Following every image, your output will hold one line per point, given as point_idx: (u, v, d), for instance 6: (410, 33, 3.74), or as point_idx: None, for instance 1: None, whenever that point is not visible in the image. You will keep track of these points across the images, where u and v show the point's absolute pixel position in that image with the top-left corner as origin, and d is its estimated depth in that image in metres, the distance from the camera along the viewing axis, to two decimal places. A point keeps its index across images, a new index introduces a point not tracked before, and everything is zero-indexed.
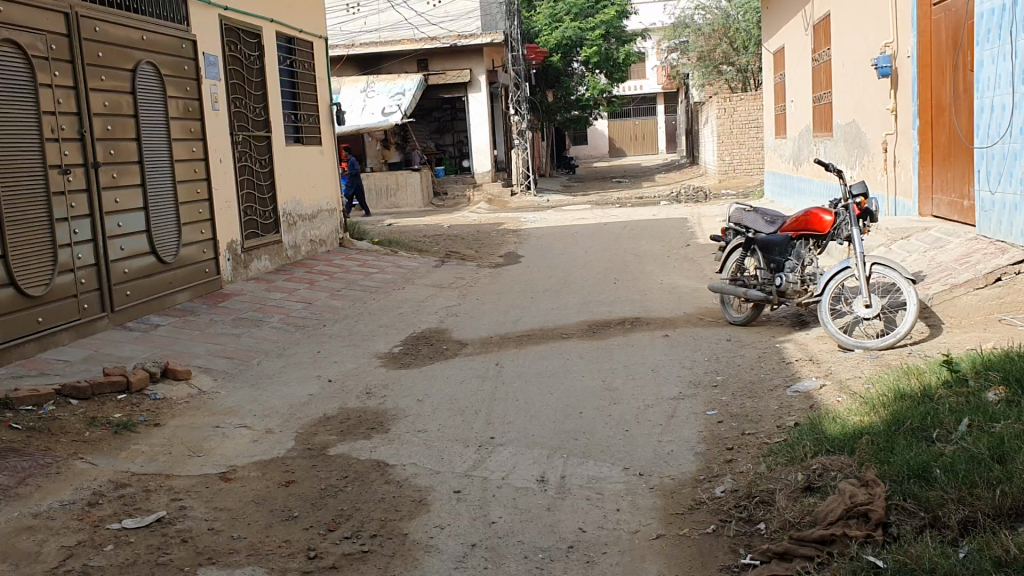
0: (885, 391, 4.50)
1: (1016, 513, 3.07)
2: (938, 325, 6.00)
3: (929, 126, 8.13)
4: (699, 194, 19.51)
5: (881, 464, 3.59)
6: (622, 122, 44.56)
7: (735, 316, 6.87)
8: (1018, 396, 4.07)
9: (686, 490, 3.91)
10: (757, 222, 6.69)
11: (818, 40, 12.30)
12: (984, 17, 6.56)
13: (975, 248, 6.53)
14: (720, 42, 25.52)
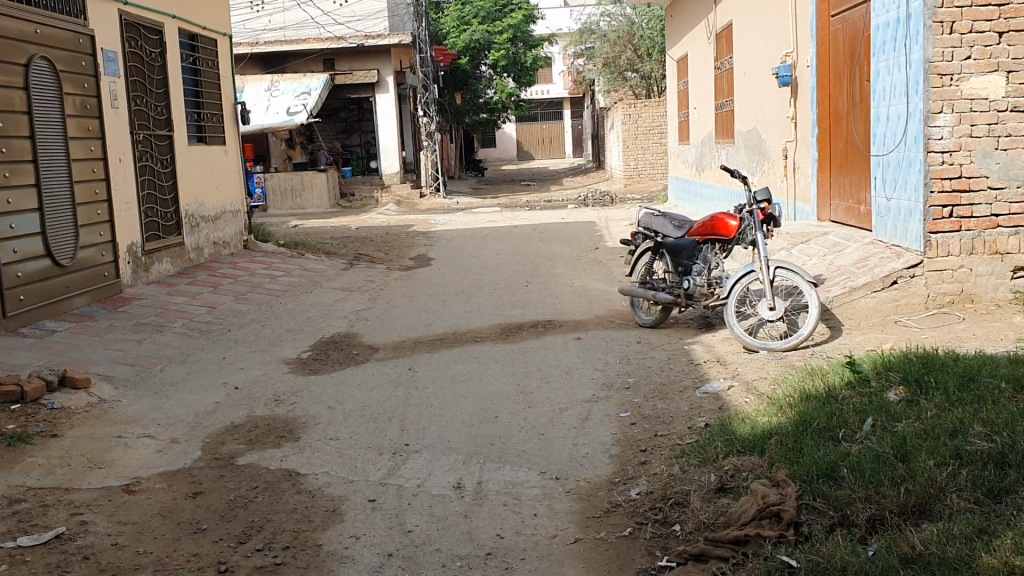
0: (790, 392, 4.61)
1: (919, 510, 3.19)
2: (837, 326, 6.19)
3: (827, 134, 8.38)
4: (605, 198, 19.77)
5: (791, 463, 3.66)
6: (530, 125, 44.85)
7: (645, 318, 6.97)
8: (917, 396, 4.22)
9: (602, 493, 3.93)
10: (666, 226, 6.76)
11: (720, 48, 12.58)
12: (880, 29, 6.79)
13: (872, 253, 6.77)
14: (624, 49, 25.88)
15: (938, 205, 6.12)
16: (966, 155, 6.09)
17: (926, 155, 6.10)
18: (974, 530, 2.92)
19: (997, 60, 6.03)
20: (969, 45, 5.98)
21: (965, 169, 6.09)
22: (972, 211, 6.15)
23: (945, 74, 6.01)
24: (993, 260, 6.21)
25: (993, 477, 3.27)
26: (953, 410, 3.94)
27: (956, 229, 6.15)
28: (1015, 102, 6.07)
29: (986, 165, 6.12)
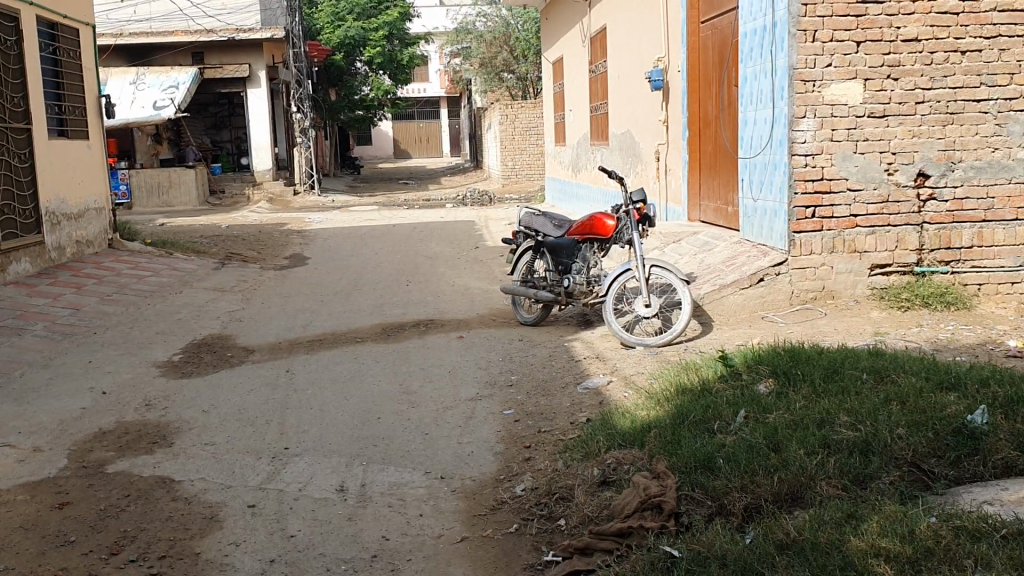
0: (668, 386, 4.72)
1: (791, 497, 3.33)
2: (709, 323, 6.39)
3: (697, 138, 8.64)
4: (484, 198, 19.81)
5: (670, 455, 3.75)
6: (406, 124, 44.57)
7: (526, 317, 7.01)
8: (786, 389, 4.39)
9: (487, 491, 3.94)
10: (546, 225, 6.82)
11: (596, 52, 12.78)
12: (748, 36, 7.06)
13: (740, 251, 7.02)
14: (501, 50, 25.99)
15: (801, 206, 6.41)
16: (827, 159, 6.38)
17: (791, 158, 6.37)
18: (843, 515, 3.07)
19: (856, 68, 6.31)
20: (830, 53, 6.27)
21: (826, 172, 6.39)
22: (833, 211, 6.45)
23: (808, 81, 6.28)
24: (851, 258, 6.49)
25: (857, 464, 3.44)
26: (820, 400, 4.13)
27: (818, 229, 6.44)
28: (872, 108, 6.35)
29: (846, 167, 6.40)
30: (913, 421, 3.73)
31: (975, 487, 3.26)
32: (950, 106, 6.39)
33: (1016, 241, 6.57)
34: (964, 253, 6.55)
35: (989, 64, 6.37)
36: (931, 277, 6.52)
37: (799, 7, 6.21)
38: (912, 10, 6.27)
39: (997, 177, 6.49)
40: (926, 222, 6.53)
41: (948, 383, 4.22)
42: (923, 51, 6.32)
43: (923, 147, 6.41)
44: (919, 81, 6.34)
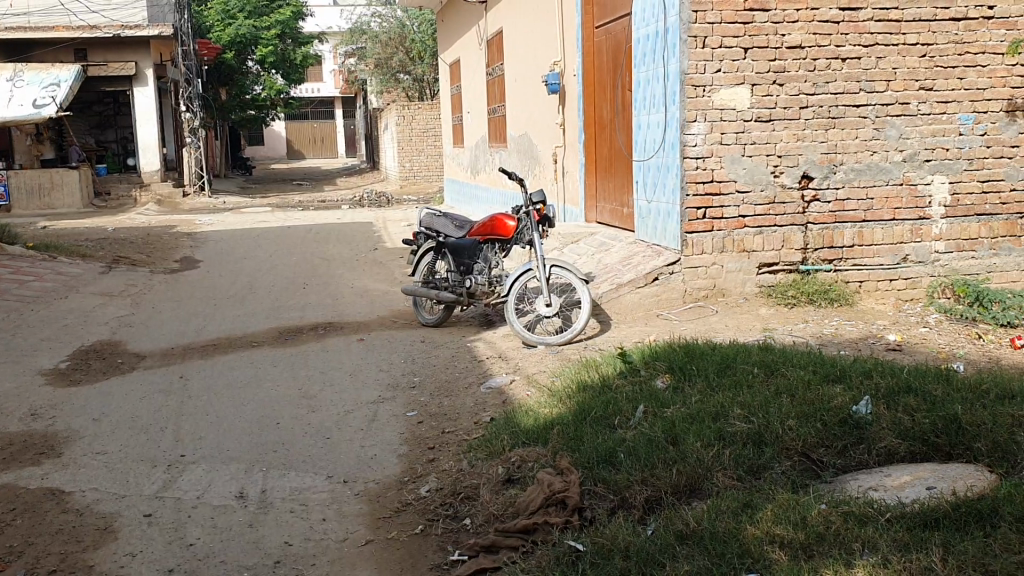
0: (569, 383, 4.79)
1: (690, 489, 3.43)
2: (607, 321, 6.51)
3: (593, 140, 8.79)
4: (381, 199, 19.67)
5: (572, 451, 3.81)
6: (300, 124, 43.87)
7: (428, 319, 7.02)
8: (682, 384, 4.52)
9: (391, 493, 3.93)
10: (447, 226, 6.83)
11: (492, 54, 12.83)
12: (641, 42, 7.22)
13: (636, 251, 7.18)
14: (396, 51, 25.79)
15: (693, 207, 6.59)
16: (717, 161, 6.58)
17: (682, 160, 6.55)
18: (739, 505, 3.18)
19: (744, 74, 6.51)
20: (720, 59, 6.45)
21: (716, 174, 6.58)
22: (723, 212, 6.65)
23: (698, 86, 6.45)
24: (741, 257, 6.72)
25: (751, 456, 3.57)
26: (715, 394, 4.26)
27: (708, 229, 6.64)
28: (759, 113, 6.57)
29: (735, 170, 6.61)
30: (802, 412, 3.89)
31: (860, 474, 3.42)
32: (831, 112, 6.67)
33: (894, 240, 6.90)
34: (846, 252, 6.84)
35: (867, 71, 6.67)
36: (816, 275, 6.80)
37: (690, 13, 6.37)
38: (796, 19, 6.51)
39: (875, 179, 6.81)
40: (810, 222, 6.80)
41: (834, 375, 4.42)
42: (806, 58, 6.57)
43: (807, 150, 6.68)
44: (803, 87, 6.60)
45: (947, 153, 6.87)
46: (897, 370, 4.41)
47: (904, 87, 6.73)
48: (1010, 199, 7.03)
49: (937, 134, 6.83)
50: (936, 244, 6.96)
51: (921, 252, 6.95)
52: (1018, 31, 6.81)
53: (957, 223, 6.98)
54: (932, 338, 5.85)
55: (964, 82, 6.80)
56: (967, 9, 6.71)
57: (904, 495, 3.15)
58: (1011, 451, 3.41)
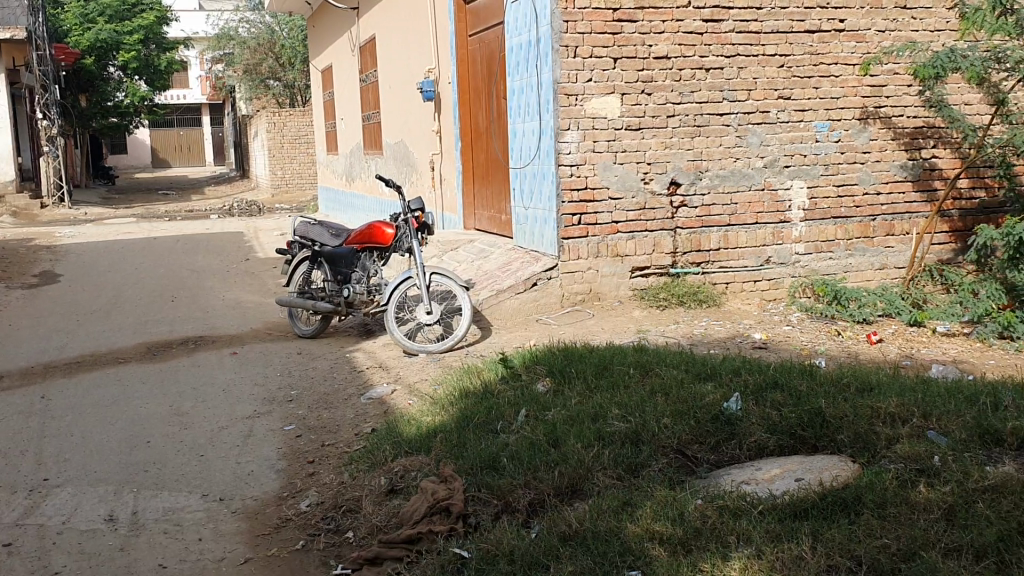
0: (450, 390, 4.78)
1: (571, 490, 3.47)
2: (487, 328, 6.53)
3: (469, 148, 8.82)
4: (253, 207, 19.19)
5: (456, 458, 3.80)
6: (165, 131, 42.48)
7: (305, 330, 6.90)
8: (563, 386, 4.58)
9: (270, 509, 3.83)
10: (323, 234, 6.67)
11: (365, 61, 12.73)
12: (514, 51, 7.29)
13: (514, 258, 7.23)
14: (265, 57, 25.25)
15: (568, 214, 6.68)
16: (590, 168, 6.69)
17: (557, 167, 6.63)
18: (620, 503, 3.24)
19: (614, 83, 6.65)
20: (591, 68, 6.58)
21: (590, 181, 6.69)
22: (597, 218, 6.77)
23: (571, 94, 6.56)
24: (615, 261, 6.86)
25: (629, 455, 3.65)
26: (594, 396, 4.33)
27: (584, 235, 6.74)
28: (629, 121, 6.73)
29: (608, 176, 6.74)
30: (676, 411, 3.99)
31: (733, 469, 3.55)
32: (697, 120, 6.89)
33: (757, 243, 7.19)
34: (712, 255, 7.09)
35: (729, 80, 6.93)
36: (685, 278, 7.02)
37: (561, 23, 6.47)
38: (662, 30, 6.70)
39: (739, 185, 7.08)
40: (679, 227, 7.00)
41: (705, 373, 4.56)
42: (672, 67, 6.78)
43: (675, 157, 6.88)
44: (670, 96, 6.80)
45: (804, 159, 7.21)
46: (763, 367, 4.60)
47: (764, 96, 7.02)
48: (863, 202, 7.42)
49: (795, 141, 7.16)
50: (797, 246, 7.29)
51: (783, 254, 7.26)
52: (867, 43, 7.21)
53: (815, 225, 7.32)
54: (795, 336, 6.11)
55: (819, 91, 7.15)
56: (820, 22, 7.07)
57: (775, 487, 3.28)
58: (870, 441, 3.59)
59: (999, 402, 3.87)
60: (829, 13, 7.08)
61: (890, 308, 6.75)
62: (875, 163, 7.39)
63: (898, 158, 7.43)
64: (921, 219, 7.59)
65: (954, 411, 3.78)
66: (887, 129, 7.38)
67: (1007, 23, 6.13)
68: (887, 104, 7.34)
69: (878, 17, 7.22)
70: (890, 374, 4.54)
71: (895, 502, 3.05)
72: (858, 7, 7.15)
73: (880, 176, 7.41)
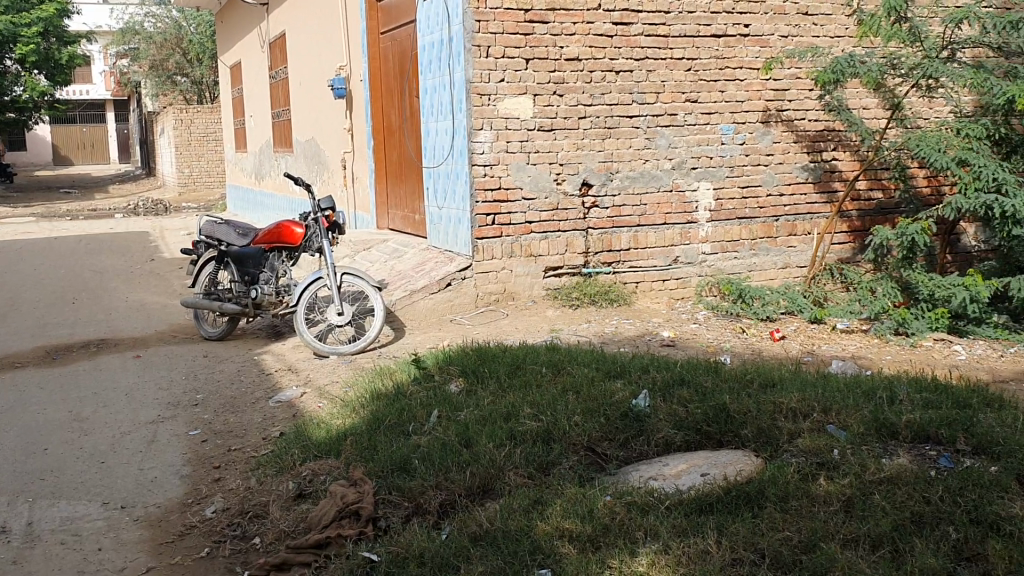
0: (361, 391, 4.72)
1: (483, 490, 3.46)
2: (400, 328, 6.46)
3: (381, 146, 8.74)
4: (159, 206, 18.68)
5: (366, 460, 3.75)
6: (66, 127, 41.03)
7: (211, 332, 6.74)
8: (476, 386, 4.56)
9: (174, 516, 3.73)
10: (229, 234, 6.54)
11: (275, 57, 12.51)
12: (426, 49, 7.25)
13: (427, 257, 7.19)
14: (172, 52, 24.60)
15: (482, 214, 6.67)
16: (504, 168, 6.69)
17: (470, 167, 6.61)
18: (530, 502, 3.24)
19: (525, 84, 6.67)
20: (503, 69, 6.58)
21: (503, 182, 6.70)
22: (510, 218, 6.78)
23: (484, 95, 6.56)
24: (528, 262, 6.88)
25: (540, 453, 3.66)
26: (506, 395, 4.33)
27: (497, 235, 6.75)
28: (541, 122, 6.76)
29: (521, 177, 6.76)
30: (586, 409, 4.02)
31: (641, 465, 3.60)
32: (607, 121, 6.97)
33: (666, 243, 7.31)
34: (623, 255, 7.18)
35: (639, 83, 7.02)
36: (596, 277, 7.09)
37: (473, 23, 6.46)
38: (573, 31, 6.75)
39: (648, 186, 7.18)
40: (590, 227, 7.07)
41: (615, 371, 4.61)
42: (583, 69, 6.83)
43: (586, 158, 6.94)
44: (581, 98, 6.86)
45: (711, 161, 7.36)
46: (671, 365, 4.67)
47: (672, 99, 7.14)
48: (767, 203, 7.61)
49: (702, 143, 7.30)
50: (703, 246, 7.45)
51: (690, 253, 7.41)
52: (770, 48, 7.40)
53: (721, 226, 7.48)
54: (702, 333, 6.24)
55: (725, 95, 7.31)
56: (726, 26, 7.22)
57: (681, 483, 3.33)
58: (773, 435, 3.68)
59: (894, 396, 4.01)
60: (734, 18, 7.25)
61: (792, 306, 6.95)
62: (778, 165, 7.59)
63: (800, 160, 7.65)
64: (822, 220, 7.82)
65: (851, 405, 3.90)
66: (789, 131, 7.58)
67: (902, 30, 6.37)
68: (789, 107, 7.54)
69: (781, 22, 7.42)
70: (792, 370, 4.67)
71: (797, 494, 3.13)
72: (762, 12, 7.33)
73: (782, 177, 7.62)
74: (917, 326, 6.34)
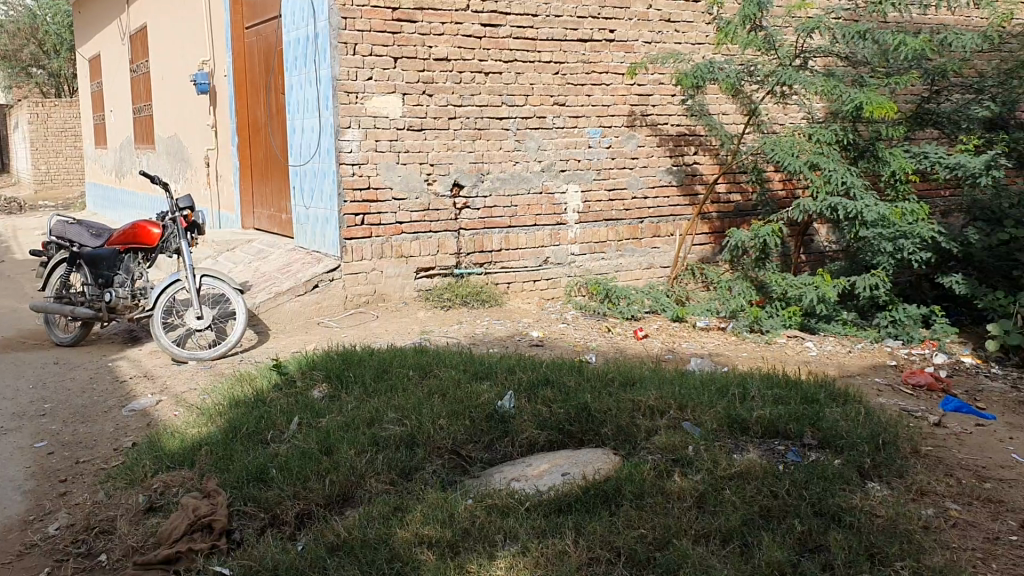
0: (219, 399, 4.55)
1: (342, 498, 3.39)
2: (264, 332, 6.29)
3: (246, 144, 8.50)
4: (12, 204, 17.68)
5: (221, 471, 3.61)
6: None
7: (63, 338, 6.42)
8: (339, 392, 4.47)
9: (14, 535, 3.48)
10: (82, 235, 6.26)
11: (136, 51, 12.02)
12: (292, 45, 7.07)
13: (294, 258, 7.03)
14: (26, 43, 23.34)
15: (351, 214, 6.54)
16: (373, 168, 6.58)
17: (338, 166, 6.45)
18: (390, 509, 3.19)
19: (394, 83, 6.58)
20: (371, 67, 6.47)
21: (372, 181, 6.58)
22: (380, 219, 6.68)
23: (352, 92, 6.42)
24: (399, 263, 6.80)
25: (403, 458, 3.60)
26: (370, 400, 4.26)
27: (367, 235, 6.64)
28: (410, 122, 6.68)
29: (390, 177, 6.67)
30: (451, 411, 3.98)
31: (505, 467, 3.60)
32: (477, 123, 6.96)
33: (536, 244, 7.37)
34: (494, 255, 7.20)
35: (508, 85, 7.04)
36: (468, 278, 7.09)
37: (340, 19, 6.30)
38: (441, 31, 6.71)
39: (518, 188, 7.22)
40: (462, 228, 7.06)
41: (481, 373, 4.60)
42: (452, 70, 6.80)
43: (456, 159, 6.91)
44: (450, 99, 6.82)
45: (579, 164, 7.46)
46: (537, 365, 4.70)
47: (541, 102, 7.20)
48: (633, 205, 7.77)
49: (570, 146, 7.39)
50: (572, 246, 7.54)
51: (559, 254, 7.49)
52: (635, 53, 7.56)
53: (589, 227, 7.59)
54: (570, 333, 6.32)
55: (592, 98, 7.42)
56: (592, 31, 7.33)
57: (542, 483, 3.35)
58: (631, 434, 3.75)
59: (747, 393, 4.14)
60: (599, 23, 7.36)
61: (656, 305, 7.19)
62: (643, 169, 7.77)
63: (664, 163, 7.84)
64: (684, 222, 8.05)
65: (706, 402, 4.00)
66: (654, 135, 7.76)
67: (758, 38, 6.60)
68: (653, 112, 7.72)
69: (645, 29, 7.58)
70: (653, 368, 4.76)
71: (653, 492, 3.19)
72: (627, 18, 7.48)
73: (647, 180, 7.80)
74: (770, 324, 6.62)
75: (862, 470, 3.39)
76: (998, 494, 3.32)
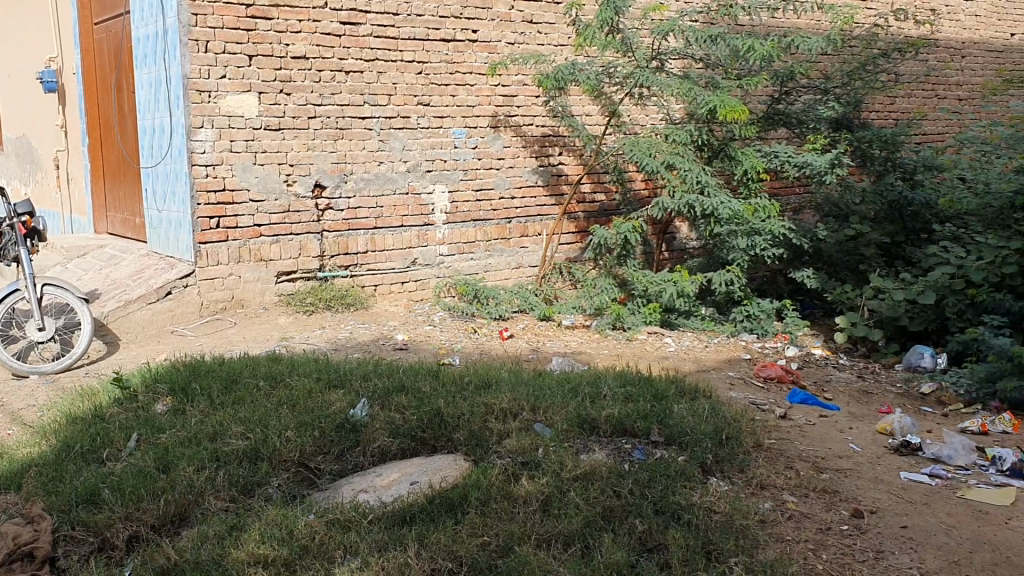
0: (55, 416, 4.30)
1: (178, 518, 3.25)
2: (114, 342, 6.02)
3: (97, 145, 8.12)
4: None
5: (48, 495, 3.40)
6: None
7: None
8: (185, 404, 4.29)
9: None
10: None
11: None
12: (141, 41, 6.78)
13: (147, 264, 6.74)
14: None
15: (205, 217, 6.30)
16: (227, 169, 6.36)
17: (190, 167, 6.21)
18: (226, 527, 3.07)
19: (249, 81, 6.36)
20: (223, 65, 6.25)
21: (227, 183, 6.37)
22: (236, 221, 6.46)
23: (203, 91, 6.19)
24: (258, 266, 6.60)
25: (245, 473, 3.48)
26: (216, 413, 4.10)
27: (222, 239, 6.41)
28: (267, 121, 6.48)
29: (247, 178, 6.46)
30: (300, 421, 3.87)
31: (353, 478, 3.53)
32: (339, 122, 6.82)
33: (403, 245, 7.27)
34: (360, 258, 7.07)
35: (370, 84, 6.92)
36: (332, 281, 6.94)
37: (189, 16, 6.07)
38: (298, 29, 6.53)
39: (382, 188, 7.11)
40: (325, 230, 6.90)
41: (335, 380, 4.50)
42: (311, 68, 6.63)
43: (317, 159, 6.75)
44: (310, 98, 6.65)
45: (445, 164, 7.41)
46: (393, 370, 4.65)
47: (404, 102, 7.11)
48: (499, 205, 7.78)
49: (435, 146, 7.33)
50: (440, 247, 7.49)
51: (427, 255, 7.43)
52: (497, 54, 7.58)
53: (457, 228, 7.56)
54: (435, 335, 6.27)
55: (456, 98, 7.38)
56: (454, 31, 7.31)
57: (388, 494, 3.28)
58: (483, 437, 3.72)
59: (598, 392, 4.17)
60: (462, 23, 7.34)
61: (524, 305, 7.19)
62: (509, 169, 7.79)
63: (529, 163, 7.89)
64: (551, 221, 8.11)
65: (559, 402, 4.02)
66: (518, 136, 7.79)
67: (616, 41, 6.69)
68: (518, 113, 7.75)
69: (508, 29, 7.61)
70: (510, 369, 4.76)
71: (497, 497, 3.17)
72: (489, 19, 7.48)
73: (513, 181, 7.83)
74: (633, 321, 6.70)
75: (705, 466, 3.46)
76: (834, 484, 3.44)
